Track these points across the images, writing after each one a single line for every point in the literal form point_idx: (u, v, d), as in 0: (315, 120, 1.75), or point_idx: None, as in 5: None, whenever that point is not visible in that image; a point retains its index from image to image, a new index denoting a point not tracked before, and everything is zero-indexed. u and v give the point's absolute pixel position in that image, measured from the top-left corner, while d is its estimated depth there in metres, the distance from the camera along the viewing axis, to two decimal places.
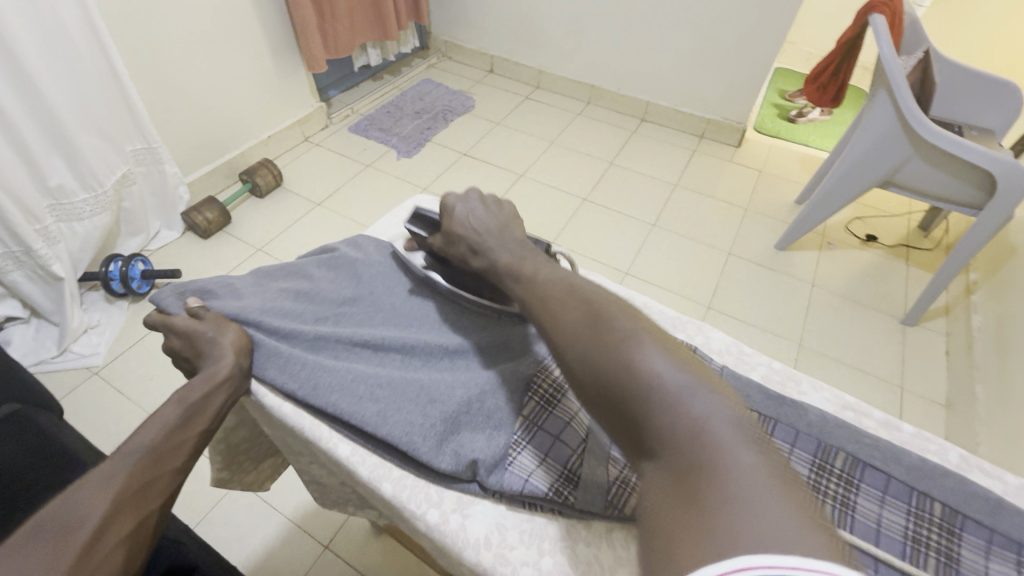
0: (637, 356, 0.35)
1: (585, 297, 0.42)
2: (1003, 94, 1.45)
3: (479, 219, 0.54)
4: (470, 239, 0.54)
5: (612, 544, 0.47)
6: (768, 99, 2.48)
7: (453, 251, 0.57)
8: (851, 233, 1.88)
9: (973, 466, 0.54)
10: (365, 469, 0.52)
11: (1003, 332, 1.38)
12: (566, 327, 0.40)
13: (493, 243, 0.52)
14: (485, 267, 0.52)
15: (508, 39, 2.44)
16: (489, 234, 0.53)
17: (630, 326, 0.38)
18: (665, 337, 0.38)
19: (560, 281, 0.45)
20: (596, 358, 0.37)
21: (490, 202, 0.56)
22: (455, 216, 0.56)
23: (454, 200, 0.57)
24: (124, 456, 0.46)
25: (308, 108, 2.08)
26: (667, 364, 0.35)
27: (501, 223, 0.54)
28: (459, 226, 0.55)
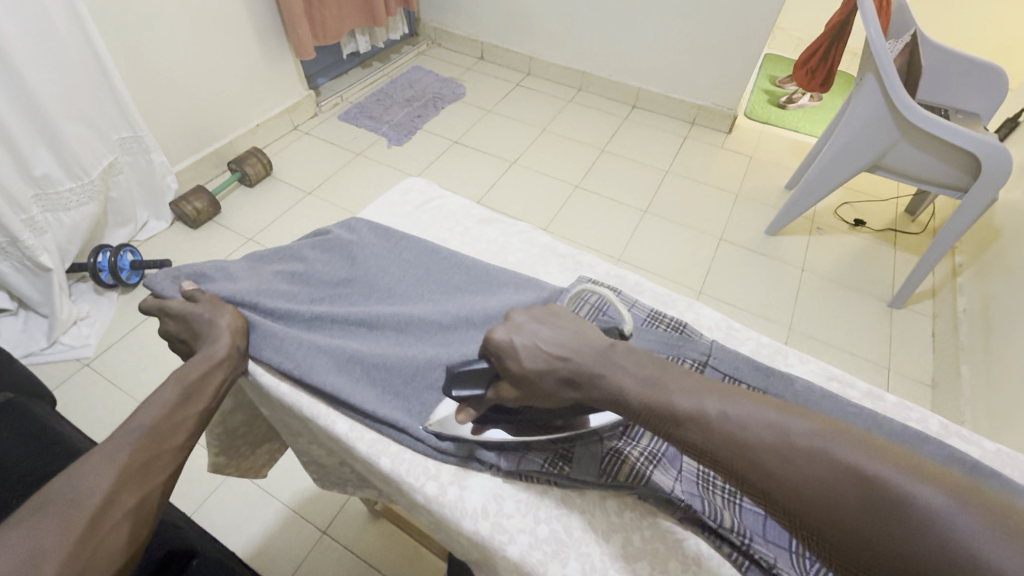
0: (957, 545, 0.26)
1: (809, 442, 0.32)
2: (988, 78, 1.46)
3: (551, 343, 0.45)
4: (567, 371, 0.44)
5: (606, 511, 0.49)
6: (758, 85, 2.48)
7: (536, 391, 0.46)
8: (840, 218, 1.90)
9: (952, 432, 0.56)
10: (364, 444, 0.53)
11: (986, 313, 1.41)
12: (812, 500, 0.31)
13: (606, 369, 0.42)
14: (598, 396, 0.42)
15: (498, 26, 2.42)
16: (588, 354, 0.44)
17: (917, 492, 0.28)
18: (982, 500, 0.28)
19: (755, 416, 0.34)
20: (887, 549, 0.28)
21: (541, 318, 0.48)
22: (524, 354, 0.45)
23: (504, 333, 0.47)
24: (127, 432, 0.46)
25: (296, 96, 2.05)
26: (1017, 556, 0.25)
27: (576, 342, 0.45)
28: (536, 362, 0.45)
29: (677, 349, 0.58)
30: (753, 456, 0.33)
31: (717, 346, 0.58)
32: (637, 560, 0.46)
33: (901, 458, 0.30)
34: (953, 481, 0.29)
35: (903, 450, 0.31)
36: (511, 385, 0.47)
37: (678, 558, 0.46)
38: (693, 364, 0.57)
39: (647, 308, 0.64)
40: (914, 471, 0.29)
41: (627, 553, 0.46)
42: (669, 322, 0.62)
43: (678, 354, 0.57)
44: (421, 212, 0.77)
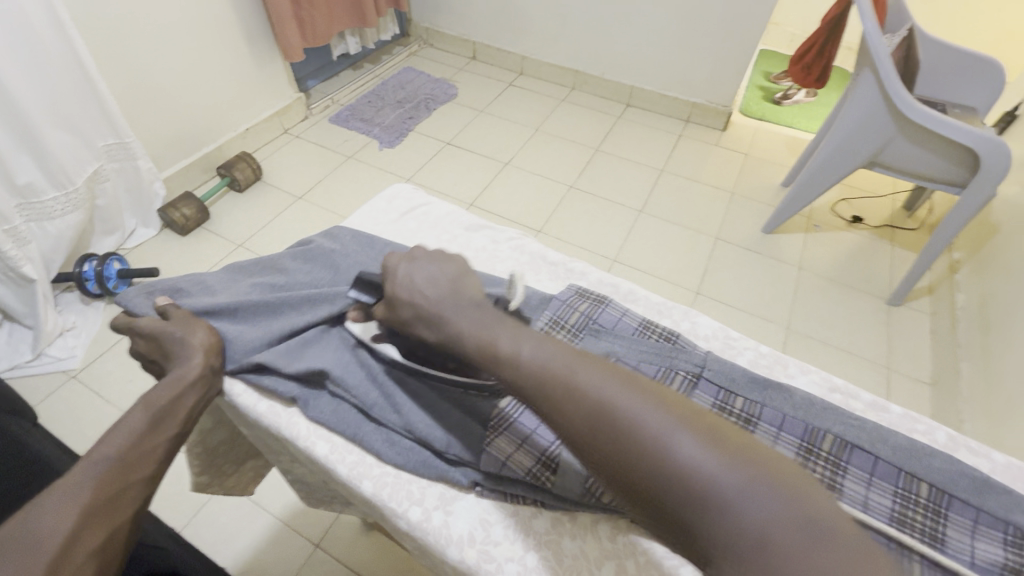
0: (663, 448, 0.33)
1: (581, 375, 0.38)
2: (986, 72, 1.44)
3: (424, 278, 0.48)
4: (421, 306, 0.47)
5: (598, 536, 0.46)
6: (753, 81, 2.46)
7: (396, 320, 0.50)
8: (837, 214, 1.88)
9: (960, 444, 0.53)
10: (344, 468, 0.51)
11: (987, 310, 1.39)
12: (577, 422, 0.36)
13: (449, 311, 0.45)
14: (440, 339, 0.46)
15: (490, 25, 2.39)
16: (444, 296, 0.46)
17: (648, 411, 0.35)
18: (688, 411, 0.36)
19: (549, 356, 0.40)
20: (623, 456, 0.34)
21: (436, 258, 0.50)
22: (398, 279, 0.49)
23: (395, 262, 0.51)
24: (91, 463, 0.43)
25: (286, 99, 2.02)
26: (703, 454, 0.33)
27: (449, 282, 0.48)
28: (404, 291, 0.48)
29: (670, 362, 0.55)
30: (543, 389, 0.38)
31: (712, 358, 0.56)
32: None
33: (643, 383, 0.38)
34: (676, 401, 0.36)
35: (647, 379, 0.38)
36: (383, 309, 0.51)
37: None
38: (686, 376, 0.54)
39: (638, 318, 0.61)
40: (649, 395, 0.36)
41: None
42: (661, 331, 0.60)
43: (671, 367, 0.55)
44: (407, 221, 0.75)
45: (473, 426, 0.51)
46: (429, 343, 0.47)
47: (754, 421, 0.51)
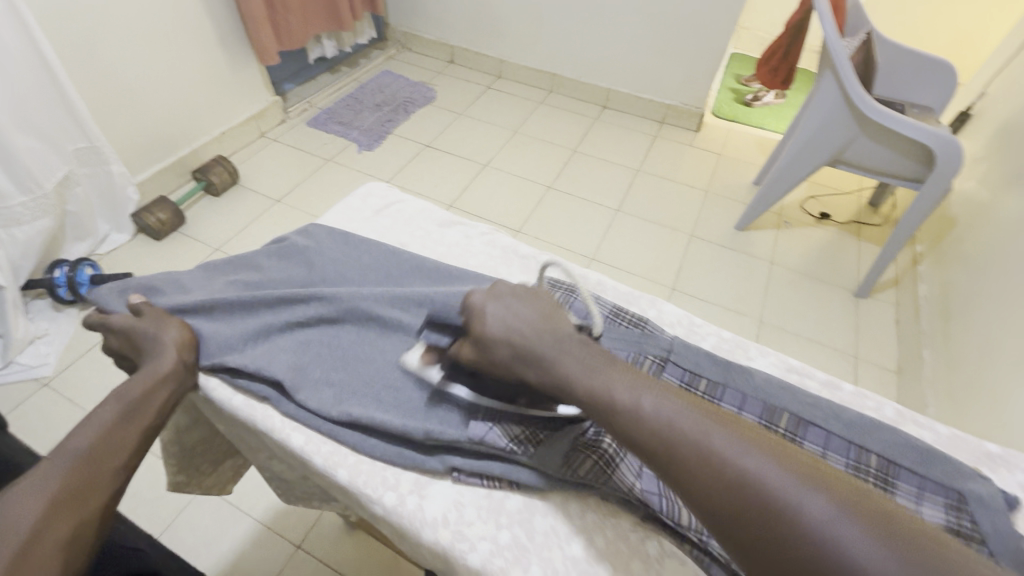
0: (824, 535, 0.31)
1: (718, 440, 0.37)
2: (940, 74, 1.52)
3: (521, 317, 0.46)
4: (520, 347, 0.45)
5: (569, 514, 0.48)
6: (724, 84, 2.53)
7: (489, 364, 0.47)
8: (806, 211, 1.95)
9: (907, 419, 0.57)
10: (319, 457, 0.52)
11: (947, 300, 1.45)
12: (717, 492, 0.35)
13: (555, 353, 0.44)
14: (544, 381, 0.45)
15: (467, 29, 2.42)
16: (545, 337, 0.45)
17: (800, 492, 0.33)
18: (842, 493, 0.34)
19: (678, 415, 0.39)
20: (773, 537, 0.33)
21: (525, 293, 0.49)
22: (491, 318, 0.47)
23: (481, 298, 0.48)
24: (59, 457, 0.44)
25: (262, 102, 2.01)
26: (874, 550, 0.30)
27: (540, 321, 0.47)
28: (500, 330, 0.46)
29: (639, 346, 0.58)
30: (675, 450, 0.37)
31: (678, 342, 0.59)
32: (598, 562, 0.45)
33: (785, 455, 0.36)
34: (834, 483, 0.34)
35: (789, 450, 0.36)
36: (470, 347, 0.48)
37: (641, 558, 0.46)
38: (653, 359, 0.57)
39: (609, 306, 0.63)
40: (800, 473, 0.34)
41: (589, 556, 0.46)
42: (630, 318, 0.62)
43: (640, 351, 0.57)
44: (381, 218, 0.76)
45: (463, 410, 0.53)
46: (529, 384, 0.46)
47: (717, 402, 0.54)
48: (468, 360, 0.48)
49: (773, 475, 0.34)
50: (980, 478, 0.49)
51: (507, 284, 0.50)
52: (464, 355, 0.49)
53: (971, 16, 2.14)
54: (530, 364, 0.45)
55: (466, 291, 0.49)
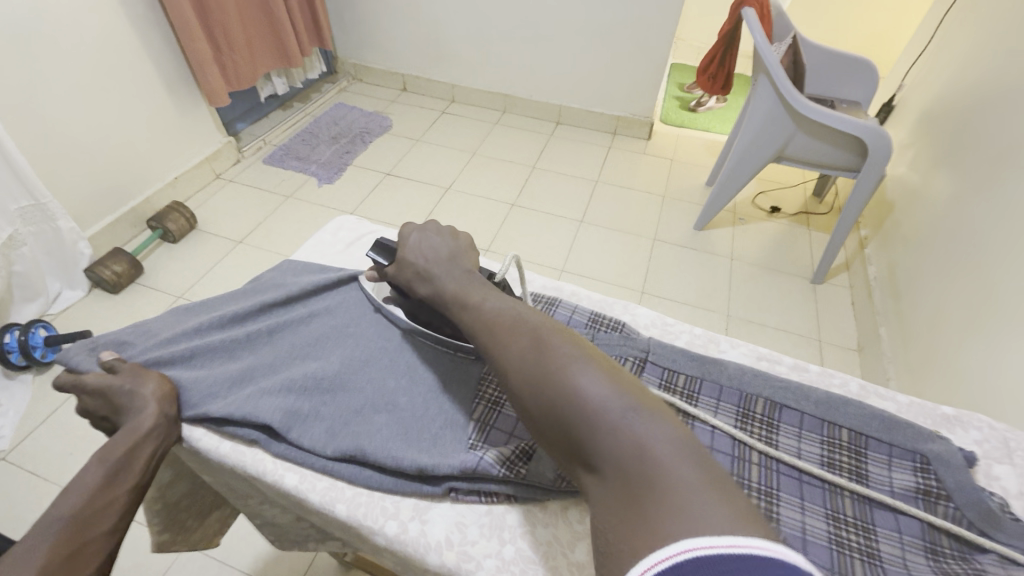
0: (566, 372, 0.38)
1: (520, 319, 0.44)
2: (862, 71, 1.65)
3: (432, 248, 0.55)
4: (421, 266, 0.54)
5: (569, 521, 0.49)
6: (669, 93, 2.65)
7: (400, 279, 0.57)
8: (757, 206, 2.05)
9: (870, 392, 0.61)
10: (316, 495, 0.51)
11: (896, 278, 1.54)
12: (507, 353, 0.42)
13: (440, 271, 0.53)
14: (431, 294, 0.53)
15: (418, 58, 2.46)
16: (438, 264, 0.54)
17: (567, 351, 0.40)
18: (602, 359, 0.40)
19: (501, 306, 0.47)
20: (534, 378, 0.40)
21: (442, 232, 0.57)
22: (411, 242, 0.56)
23: (412, 229, 0.58)
24: (44, 526, 0.43)
25: (215, 144, 1.99)
26: (607, 389, 0.37)
27: (447, 249, 0.55)
28: (414, 252, 0.55)
29: (619, 349, 0.60)
30: (485, 328, 0.45)
31: (654, 342, 0.61)
32: None
33: (570, 333, 0.43)
34: (597, 353, 0.41)
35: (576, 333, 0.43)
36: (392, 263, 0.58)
37: None
38: (634, 360, 0.59)
39: (588, 313, 0.65)
40: (574, 341, 0.41)
41: (593, 558, 0.47)
42: (608, 322, 0.64)
43: (621, 354, 0.59)
44: (354, 249, 0.76)
45: (458, 434, 0.53)
46: (422, 298, 0.55)
47: (696, 395, 0.57)
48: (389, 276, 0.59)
49: (551, 341, 0.41)
50: (941, 439, 0.53)
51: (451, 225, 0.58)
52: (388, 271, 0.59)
53: (883, 18, 2.33)
54: (420, 274, 0.54)
55: (403, 224, 0.60)
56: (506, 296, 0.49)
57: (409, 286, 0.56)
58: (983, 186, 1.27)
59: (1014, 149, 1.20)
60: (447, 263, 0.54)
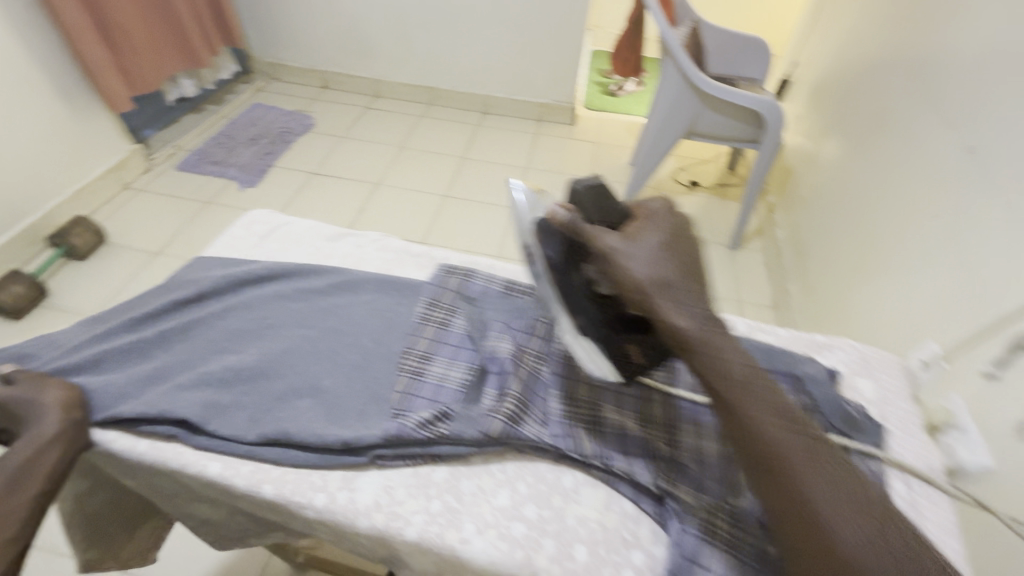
0: None
1: (827, 479, 0.38)
2: (757, 51, 1.79)
3: (684, 260, 0.46)
4: (680, 289, 0.44)
5: (492, 471, 0.53)
6: (591, 79, 2.73)
7: (630, 267, 0.44)
8: (678, 182, 2.17)
9: (756, 329, 0.68)
10: (241, 479, 0.51)
11: (799, 237, 1.69)
12: (806, 517, 0.37)
13: (713, 327, 0.43)
14: (686, 328, 0.42)
15: (336, 54, 2.41)
16: (693, 290, 0.44)
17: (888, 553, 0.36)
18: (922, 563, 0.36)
19: (801, 448, 0.39)
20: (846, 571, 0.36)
21: (682, 235, 0.48)
22: (662, 244, 0.46)
23: (659, 226, 0.47)
24: None
25: (121, 152, 1.86)
26: None
27: (696, 274, 0.46)
28: (671, 260, 0.45)
29: (530, 313, 0.64)
30: (792, 463, 0.38)
31: None
32: (523, 505, 0.50)
33: (881, 514, 0.38)
34: (916, 553, 0.37)
35: (885, 511, 0.38)
36: (620, 237, 0.46)
37: (561, 493, 0.51)
38: (544, 322, 0.63)
39: (502, 281, 0.69)
40: (889, 536, 0.37)
41: (515, 501, 0.50)
42: (521, 289, 0.68)
43: (531, 317, 0.63)
44: (268, 241, 0.75)
45: (380, 407, 0.55)
46: (655, 308, 0.43)
47: None
48: (599, 244, 0.46)
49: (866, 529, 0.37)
50: (811, 360, 0.61)
51: (690, 225, 0.50)
52: (598, 236, 0.46)
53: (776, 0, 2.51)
54: (669, 291, 0.43)
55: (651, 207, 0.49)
56: (795, 413, 0.41)
57: (641, 281, 0.43)
58: (864, 148, 1.42)
59: (885, 113, 1.34)
60: (706, 298, 0.44)
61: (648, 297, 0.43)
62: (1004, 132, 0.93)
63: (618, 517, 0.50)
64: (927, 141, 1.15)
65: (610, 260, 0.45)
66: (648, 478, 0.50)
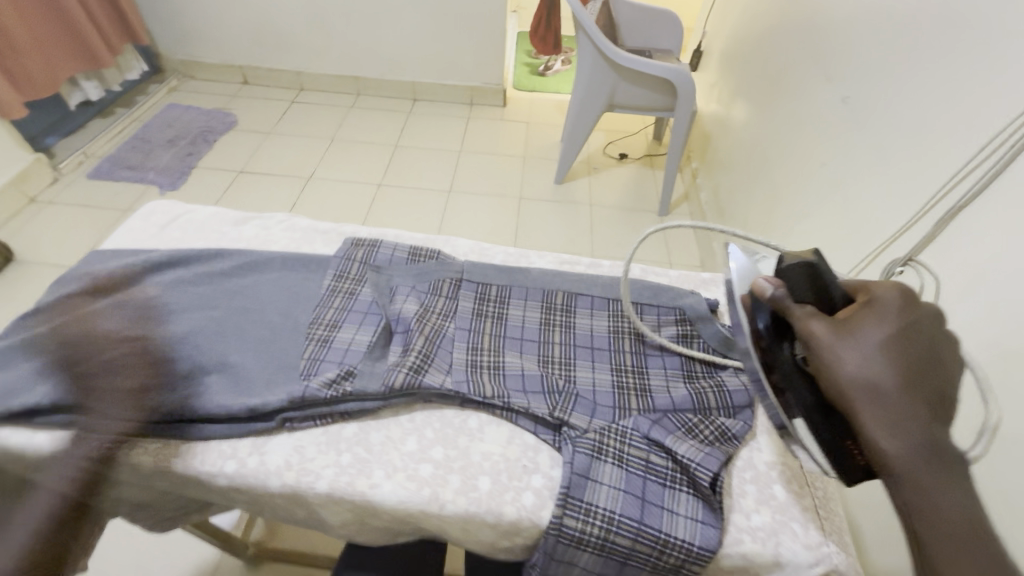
0: None
1: None
2: (665, 23, 1.86)
3: (915, 373, 0.37)
4: (899, 410, 0.36)
5: (400, 421, 0.56)
6: (519, 60, 2.76)
7: (835, 369, 0.38)
8: (609, 155, 2.24)
9: (648, 272, 0.73)
10: (148, 456, 0.52)
11: (719, 198, 1.79)
12: None
13: (936, 466, 0.34)
14: (893, 457, 0.35)
15: (253, 48, 2.32)
16: (919, 415, 0.36)
17: None
18: None
19: None
20: None
21: (925, 336, 0.38)
22: (891, 350, 0.37)
23: (896, 323, 0.38)
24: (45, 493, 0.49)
25: (22, 163, 1.74)
26: None
27: (937, 396, 0.37)
28: (896, 374, 0.36)
29: (434, 274, 0.67)
30: None
31: (467, 264, 0.69)
32: (431, 447, 0.54)
33: None
34: None
35: None
36: (835, 330, 0.39)
37: (467, 433, 0.55)
38: (448, 281, 0.66)
39: (407, 248, 0.71)
40: None
41: (423, 445, 0.54)
42: (426, 254, 0.71)
43: (435, 278, 0.66)
44: (170, 230, 0.74)
45: (287, 374, 0.56)
46: (863, 424, 0.36)
47: (507, 299, 0.66)
48: (806, 331, 0.39)
49: None
50: (692, 293, 0.67)
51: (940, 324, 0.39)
52: (806, 318, 0.40)
53: None
54: (882, 403, 0.36)
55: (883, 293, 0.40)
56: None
57: (848, 385, 0.37)
58: (765, 109, 1.51)
59: (782, 73, 1.43)
60: (940, 432, 0.36)
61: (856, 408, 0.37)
62: (872, 80, 1.02)
63: (519, 448, 0.54)
64: (812, 96, 1.25)
65: (812, 349, 0.39)
66: (545, 411, 0.54)
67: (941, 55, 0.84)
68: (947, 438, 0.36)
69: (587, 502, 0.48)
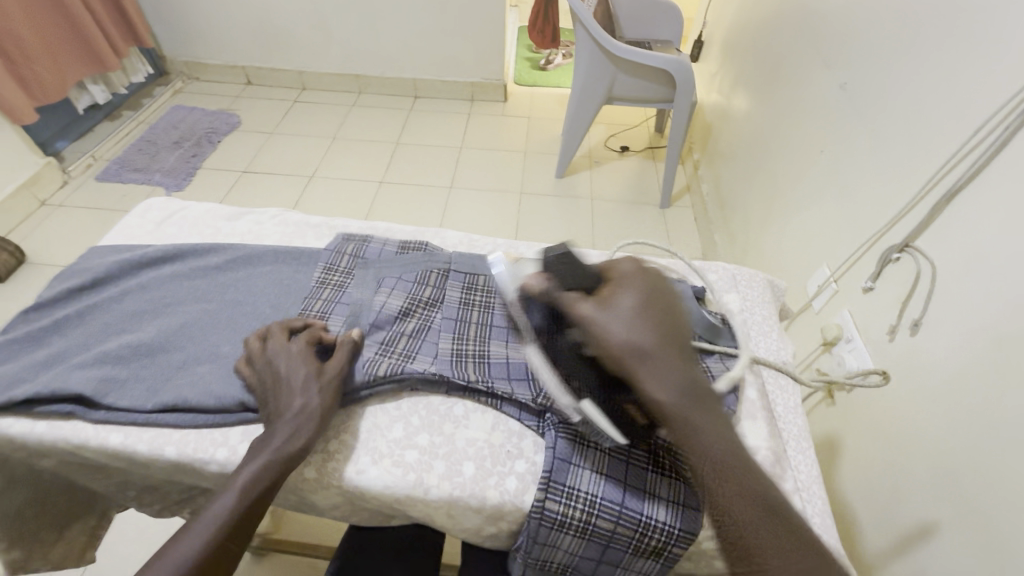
0: None
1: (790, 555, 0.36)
2: (663, 16, 1.85)
3: (661, 325, 0.44)
4: (653, 356, 0.42)
5: (387, 409, 0.57)
6: (520, 55, 2.76)
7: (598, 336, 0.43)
8: (610, 148, 2.23)
9: None
10: (143, 444, 0.53)
11: (719, 190, 1.78)
12: None
13: (691, 399, 0.41)
14: (656, 398, 0.41)
15: (255, 49, 2.35)
16: (670, 356, 0.42)
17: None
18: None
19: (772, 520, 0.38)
20: None
21: (660, 296, 0.46)
22: (637, 309, 0.44)
23: (634, 287, 0.46)
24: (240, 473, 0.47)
25: (31, 167, 1.78)
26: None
27: (679, 342, 0.44)
28: (646, 328, 0.43)
29: (423, 265, 0.67)
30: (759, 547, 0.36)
31: (455, 255, 0.70)
32: (417, 434, 0.55)
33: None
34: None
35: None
36: (594, 302, 0.45)
37: (454, 421, 0.56)
38: (437, 271, 0.67)
39: (397, 241, 0.72)
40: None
41: (410, 432, 0.55)
42: (416, 246, 0.72)
43: (424, 269, 0.67)
44: (168, 227, 0.76)
45: None
46: (631, 375, 0.42)
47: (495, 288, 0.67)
48: (574, 311, 0.45)
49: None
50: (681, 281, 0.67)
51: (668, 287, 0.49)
52: (573, 302, 0.46)
53: None
54: (645, 359, 0.42)
55: (622, 269, 0.49)
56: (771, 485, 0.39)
57: (616, 348, 0.43)
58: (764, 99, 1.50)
59: (781, 62, 1.42)
60: (686, 367, 0.43)
61: (625, 365, 0.42)
62: (869, 66, 1.00)
63: (504, 435, 0.55)
64: (810, 85, 1.24)
65: (583, 326, 0.44)
66: (530, 396, 0.54)
67: (933, 39, 0.83)
68: (692, 374, 0.43)
69: (570, 486, 0.48)
